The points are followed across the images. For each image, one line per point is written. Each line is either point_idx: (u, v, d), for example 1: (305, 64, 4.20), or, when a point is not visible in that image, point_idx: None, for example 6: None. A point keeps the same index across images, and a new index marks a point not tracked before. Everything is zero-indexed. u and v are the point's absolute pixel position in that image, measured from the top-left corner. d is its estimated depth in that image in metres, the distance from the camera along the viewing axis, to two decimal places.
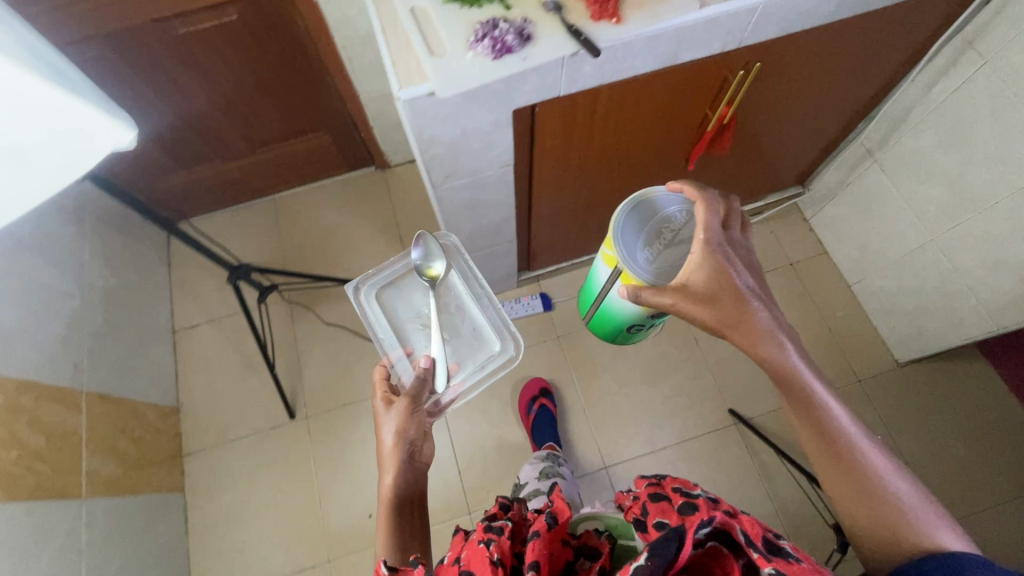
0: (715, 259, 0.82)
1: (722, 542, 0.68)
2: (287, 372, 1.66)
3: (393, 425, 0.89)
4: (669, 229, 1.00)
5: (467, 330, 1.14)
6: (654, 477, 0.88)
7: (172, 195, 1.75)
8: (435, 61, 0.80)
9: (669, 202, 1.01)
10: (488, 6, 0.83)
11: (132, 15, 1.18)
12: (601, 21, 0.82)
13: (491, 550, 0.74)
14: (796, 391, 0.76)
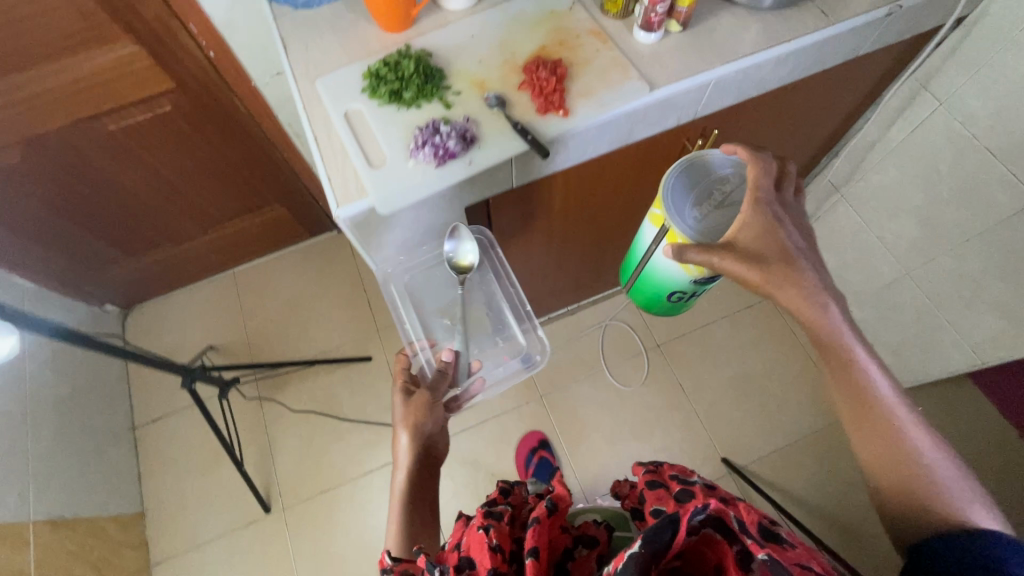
0: (763, 221, 0.76)
1: (718, 529, 0.61)
2: (259, 469, 1.57)
3: (409, 418, 0.90)
4: (720, 191, 0.89)
5: (494, 330, 1.11)
6: (651, 464, 0.85)
7: (122, 283, 1.66)
8: (374, 173, 0.74)
9: (724, 162, 0.90)
10: (427, 106, 0.78)
11: (56, 119, 1.11)
12: (548, 114, 0.78)
13: (491, 535, 0.66)
14: (837, 352, 0.73)
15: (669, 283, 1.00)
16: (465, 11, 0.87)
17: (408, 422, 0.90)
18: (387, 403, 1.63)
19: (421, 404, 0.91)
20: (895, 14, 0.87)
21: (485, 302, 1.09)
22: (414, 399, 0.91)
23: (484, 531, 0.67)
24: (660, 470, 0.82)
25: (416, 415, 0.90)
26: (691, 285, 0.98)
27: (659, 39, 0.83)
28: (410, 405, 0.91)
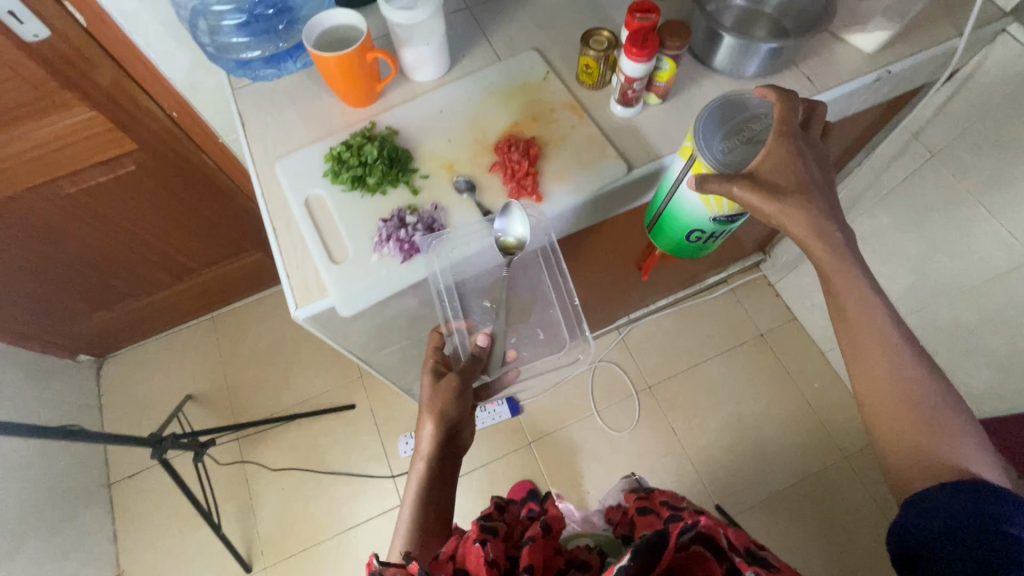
0: (788, 152, 0.62)
1: (707, 547, 0.59)
2: (238, 527, 1.50)
3: (436, 407, 0.74)
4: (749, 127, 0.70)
5: (536, 317, 0.93)
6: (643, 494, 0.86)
7: (95, 334, 1.60)
8: (336, 269, 0.70)
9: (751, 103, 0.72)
10: (393, 192, 0.74)
11: (9, 185, 1.05)
12: (520, 199, 0.74)
13: (488, 550, 0.59)
14: (849, 295, 0.60)
15: (684, 220, 0.76)
16: (433, 83, 0.83)
17: (431, 409, 0.74)
18: (371, 453, 1.58)
19: (451, 390, 0.75)
20: (883, 79, 0.83)
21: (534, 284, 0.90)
22: (443, 384, 0.76)
23: (480, 543, 0.60)
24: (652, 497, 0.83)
25: (442, 405, 0.74)
26: (713, 224, 0.74)
27: (637, 112, 0.79)
28: (436, 390, 0.76)
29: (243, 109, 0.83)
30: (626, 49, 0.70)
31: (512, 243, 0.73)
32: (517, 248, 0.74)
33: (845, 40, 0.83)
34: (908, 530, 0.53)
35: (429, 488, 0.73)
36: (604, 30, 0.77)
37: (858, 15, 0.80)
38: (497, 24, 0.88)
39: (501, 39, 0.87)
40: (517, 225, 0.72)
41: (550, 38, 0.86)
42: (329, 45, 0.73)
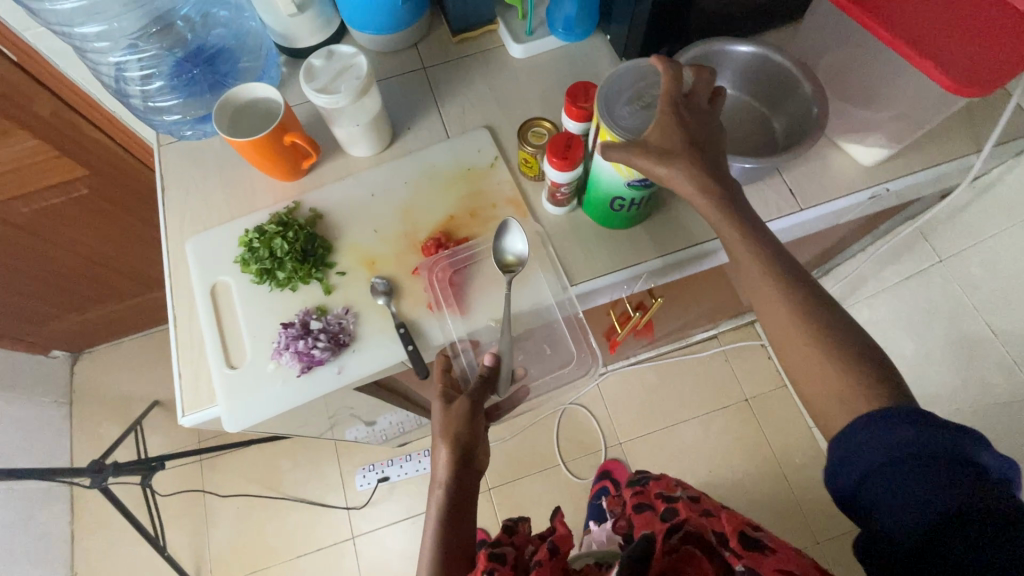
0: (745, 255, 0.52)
1: (697, 546, 0.56)
2: (190, 542, 1.49)
3: (450, 434, 0.57)
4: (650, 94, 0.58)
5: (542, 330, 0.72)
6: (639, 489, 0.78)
7: (67, 335, 1.57)
8: (230, 375, 0.64)
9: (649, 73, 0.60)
10: (304, 288, 0.68)
11: None
12: (440, 311, 0.66)
13: None
14: None
15: (598, 185, 0.62)
16: (371, 158, 0.76)
17: (443, 441, 0.57)
18: (329, 481, 1.54)
19: (466, 415, 0.59)
20: (878, 196, 0.71)
21: (538, 301, 0.69)
22: (457, 408, 0.59)
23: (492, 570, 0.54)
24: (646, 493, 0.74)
25: (456, 434, 0.57)
26: (630, 189, 0.60)
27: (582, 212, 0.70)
28: (447, 416, 0.58)
29: (169, 170, 0.76)
30: (548, 154, 0.61)
31: (511, 260, 0.66)
32: (517, 267, 0.65)
33: (841, 147, 0.71)
34: (852, 497, 0.45)
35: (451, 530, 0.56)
36: (545, 121, 0.68)
37: (856, 123, 0.69)
38: (452, 91, 0.79)
39: (453, 110, 0.78)
40: (517, 242, 0.66)
41: (507, 114, 0.77)
42: (243, 121, 0.67)
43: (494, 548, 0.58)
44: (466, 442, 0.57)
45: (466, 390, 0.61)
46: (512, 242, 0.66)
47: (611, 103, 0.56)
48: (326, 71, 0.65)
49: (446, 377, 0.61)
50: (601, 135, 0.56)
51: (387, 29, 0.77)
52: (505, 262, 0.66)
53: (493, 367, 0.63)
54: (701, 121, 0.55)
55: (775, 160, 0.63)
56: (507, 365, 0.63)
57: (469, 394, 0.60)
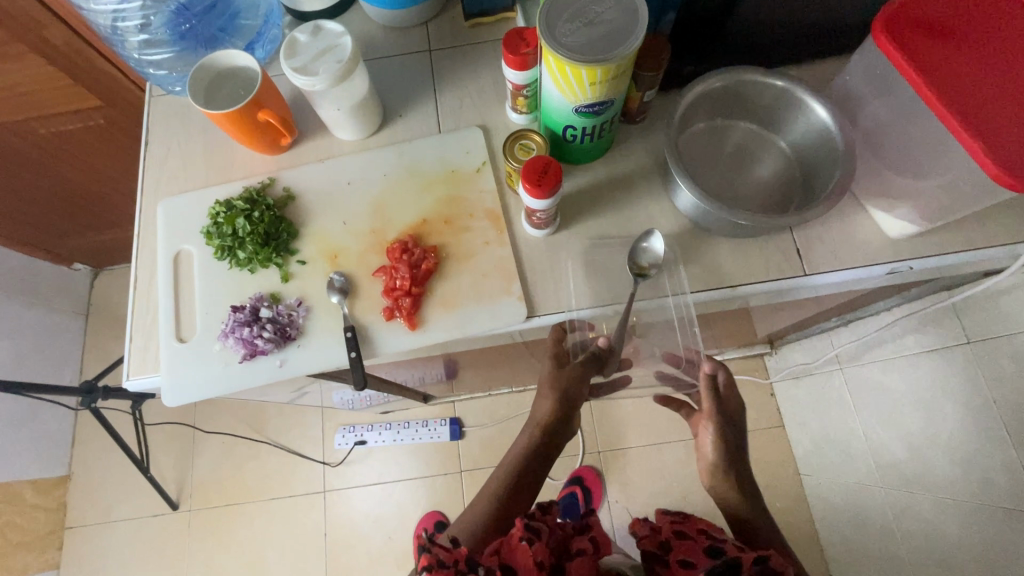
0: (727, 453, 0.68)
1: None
2: (176, 467, 1.53)
3: (557, 389, 0.62)
4: (596, 9, 0.52)
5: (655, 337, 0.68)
6: (679, 517, 0.70)
7: (88, 250, 1.60)
8: (175, 349, 0.64)
9: None
10: (263, 272, 0.66)
11: None
12: (392, 319, 0.63)
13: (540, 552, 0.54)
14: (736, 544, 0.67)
15: (550, 114, 0.60)
16: (357, 142, 0.72)
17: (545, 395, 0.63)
18: (310, 434, 1.54)
19: (576, 379, 0.63)
20: (899, 272, 0.63)
21: (656, 297, 0.66)
22: (566, 372, 0.63)
23: (527, 541, 0.55)
24: (688, 522, 0.67)
25: (564, 391, 0.63)
26: (580, 116, 0.58)
27: (551, 230, 0.65)
28: (557, 374, 0.63)
29: (158, 124, 0.75)
30: (522, 178, 0.57)
31: (644, 264, 0.64)
32: (649, 272, 0.64)
33: (867, 211, 0.63)
34: None
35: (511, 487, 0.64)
36: (535, 134, 0.62)
37: (887, 188, 0.61)
38: (454, 81, 0.74)
39: (451, 103, 0.73)
40: (655, 248, 0.63)
41: (506, 114, 0.71)
42: (221, 89, 0.65)
43: (529, 521, 0.59)
44: (570, 401, 0.63)
45: (574, 366, 0.63)
46: (650, 244, 0.64)
47: (553, 17, 0.52)
48: (309, 48, 0.61)
49: (560, 347, 0.64)
50: (559, 66, 0.52)
51: (396, 4, 0.71)
52: (637, 266, 0.64)
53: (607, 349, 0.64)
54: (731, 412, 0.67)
55: (776, 221, 0.56)
56: (618, 354, 0.64)
57: (582, 365, 0.63)
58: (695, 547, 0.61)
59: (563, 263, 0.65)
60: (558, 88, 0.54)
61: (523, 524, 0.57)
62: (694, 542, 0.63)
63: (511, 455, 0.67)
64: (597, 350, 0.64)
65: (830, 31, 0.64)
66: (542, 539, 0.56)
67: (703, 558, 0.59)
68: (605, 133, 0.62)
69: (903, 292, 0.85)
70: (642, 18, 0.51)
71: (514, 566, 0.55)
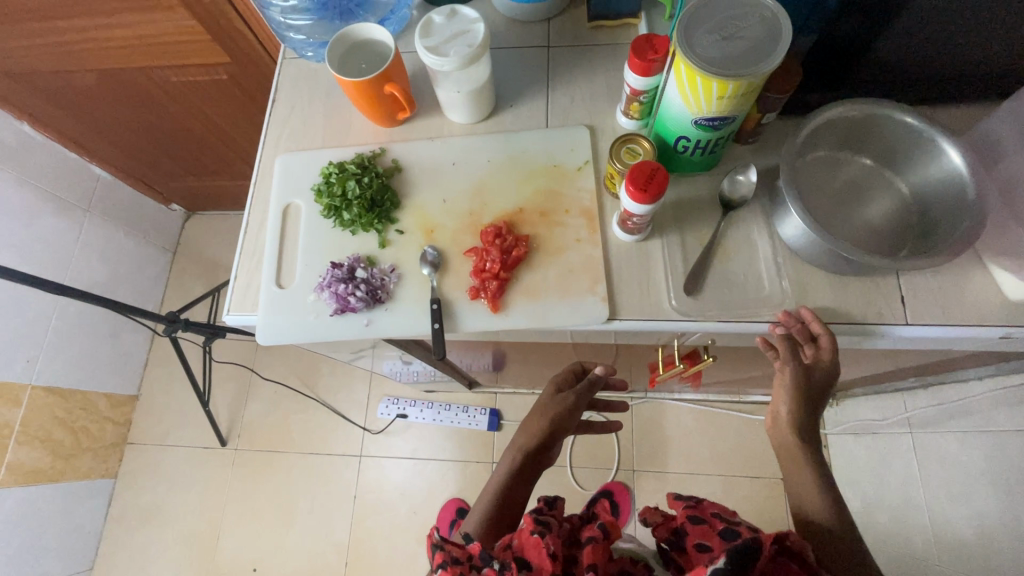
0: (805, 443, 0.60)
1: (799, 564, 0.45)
2: (230, 407, 1.63)
3: (545, 408, 0.71)
4: (734, 25, 0.52)
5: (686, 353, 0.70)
6: (690, 498, 0.60)
7: (186, 194, 1.72)
8: (275, 294, 0.68)
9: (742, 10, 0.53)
10: (364, 235, 0.69)
11: (124, 56, 1.10)
12: (477, 299, 0.65)
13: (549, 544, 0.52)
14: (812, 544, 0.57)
15: (666, 121, 0.60)
16: (466, 126, 0.74)
17: (541, 416, 0.70)
18: (356, 399, 1.60)
19: (567, 406, 0.71)
20: (1013, 339, 0.59)
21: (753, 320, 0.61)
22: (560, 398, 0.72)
23: (539, 534, 0.53)
24: (699, 505, 0.58)
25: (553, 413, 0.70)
26: (697, 128, 0.58)
27: (643, 238, 0.65)
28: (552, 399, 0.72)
29: (286, 86, 0.80)
30: (626, 181, 0.57)
31: (735, 195, 0.64)
32: (739, 202, 0.65)
33: (986, 270, 0.59)
34: None
35: (509, 486, 0.67)
36: (644, 140, 0.63)
37: (1014, 247, 0.57)
38: (568, 80, 0.75)
39: (561, 100, 0.74)
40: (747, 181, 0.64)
41: (615, 117, 0.72)
42: (354, 58, 0.69)
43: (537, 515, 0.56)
44: (561, 424, 0.70)
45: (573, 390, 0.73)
46: (748, 177, 0.64)
47: (692, 29, 0.52)
48: (442, 30, 0.64)
49: (564, 376, 0.74)
50: (688, 76, 0.52)
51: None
52: (732, 197, 0.65)
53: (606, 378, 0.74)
54: (819, 373, 0.59)
55: (890, 262, 0.54)
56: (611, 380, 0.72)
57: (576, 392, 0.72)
58: (710, 530, 0.54)
59: (649, 265, 0.65)
60: (681, 98, 0.55)
61: (534, 518, 0.54)
62: (708, 528, 0.55)
63: (501, 472, 0.69)
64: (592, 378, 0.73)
65: (975, 76, 0.60)
66: (553, 532, 0.54)
67: (721, 543, 0.53)
68: (718, 147, 0.61)
69: (1004, 359, 0.79)
70: (784, 39, 0.50)
71: (528, 563, 0.52)
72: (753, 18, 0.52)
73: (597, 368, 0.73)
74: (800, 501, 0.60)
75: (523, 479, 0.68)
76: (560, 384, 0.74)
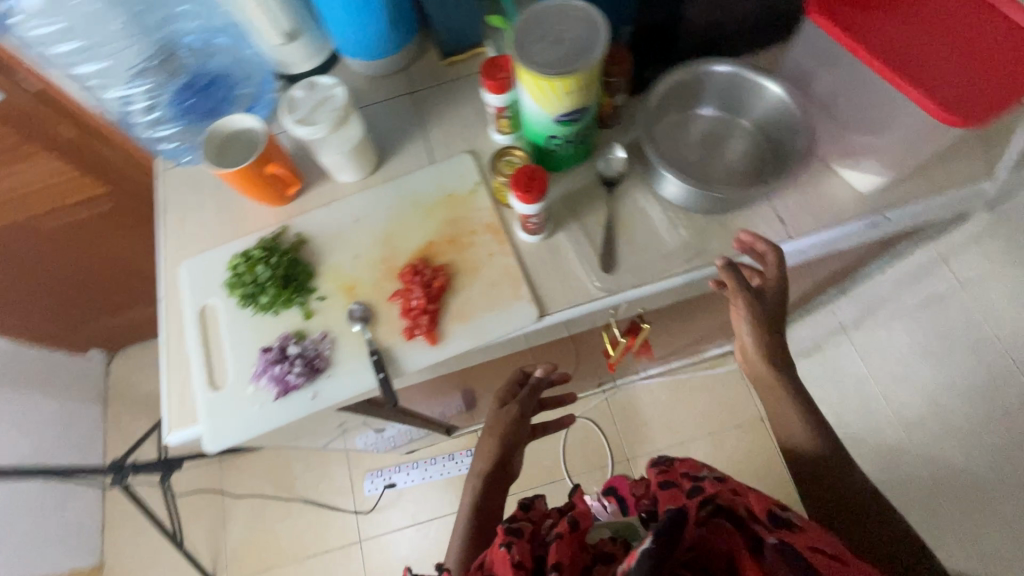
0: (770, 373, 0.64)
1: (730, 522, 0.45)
2: (208, 539, 1.51)
3: (495, 428, 0.71)
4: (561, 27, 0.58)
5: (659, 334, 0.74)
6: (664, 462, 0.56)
7: (102, 336, 1.63)
8: (212, 397, 0.67)
9: (563, 12, 0.59)
10: (287, 312, 0.69)
11: None
12: (413, 338, 0.66)
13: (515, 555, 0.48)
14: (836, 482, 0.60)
15: (532, 126, 0.65)
16: (358, 182, 0.77)
17: (492, 436, 0.71)
18: (339, 485, 1.53)
19: (513, 418, 0.72)
20: (877, 225, 0.67)
21: (661, 280, 0.67)
22: (507, 411, 0.72)
23: (507, 545, 0.48)
24: (671, 467, 0.54)
25: (505, 429, 0.71)
26: (560, 125, 0.63)
27: (544, 236, 0.69)
28: (498, 414, 0.73)
29: (171, 196, 0.80)
30: (512, 187, 0.61)
31: (612, 172, 0.70)
32: (616, 178, 0.70)
33: (838, 173, 0.68)
34: None
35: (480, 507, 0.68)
36: (517, 150, 0.70)
37: (851, 149, 0.66)
38: (440, 117, 0.80)
39: (439, 136, 0.79)
40: (619, 157, 0.70)
41: (491, 137, 0.77)
42: (231, 149, 0.70)
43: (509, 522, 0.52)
44: (513, 436, 0.71)
45: (517, 398, 0.74)
46: (616, 155, 0.71)
47: (525, 41, 0.58)
48: (306, 102, 0.67)
49: (505, 390, 0.76)
50: (536, 82, 0.57)
51: (380, 53, 0.79)
52: (609, 176, 0.70)
53: (547, 378, 0.75)
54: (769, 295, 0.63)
55: (755, 190, 0.62)
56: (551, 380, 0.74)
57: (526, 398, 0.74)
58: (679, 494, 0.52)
59: (558, 258, 0.69)
60: (537, 101, 0.60)
61: (503, 527, 0.50)
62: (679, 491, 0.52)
63: (466, 502, 0.69)
64: (537, 380, 0.75)
65: (773, 21, 0.70)
66: (523, 539, 0.49)
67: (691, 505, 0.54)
68: (584, 138, 0.67)
69: (890, 246, 0.88)
70: (603, 30, 0.57)
71: None
72: (574, 17, 0.59)
73: (539, 368, 0.74)
74: (785, 428, 0.65)
75: (494, 496, 0.69)
76: (504, 397, 0.76)
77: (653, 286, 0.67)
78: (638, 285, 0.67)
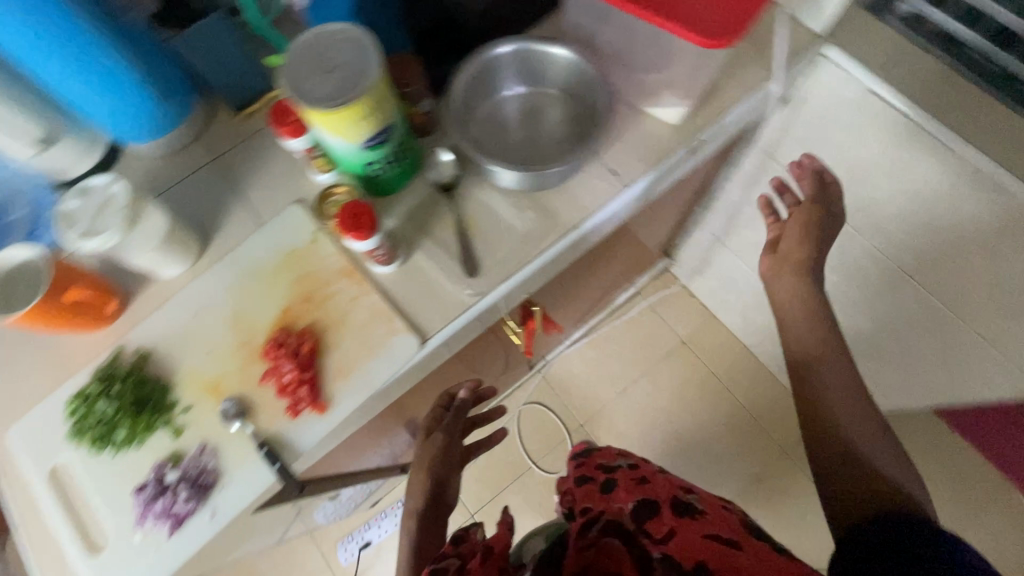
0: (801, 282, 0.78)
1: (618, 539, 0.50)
2: None
3: (425, 463, 0.69)
4: (331, 54, 0.55)
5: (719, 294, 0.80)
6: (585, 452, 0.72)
7: None
8: (94, 564, 0.59)
9: (328, 38, 0.56)
10: (152, 440, 0.62)
11: None
12: (300, 413, 0.62)
13: None
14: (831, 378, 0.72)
15: (343, 160, 0.62)
16: (187, 272, 0.70)
17: (421, 474, 0.69)
18: (314, 567, 1.44)
19: (442, 445, 0.70)
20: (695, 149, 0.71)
21: (524, 267, 0.67)
22: (432, 442, 0.71)
23: None
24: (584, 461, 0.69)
25: (431, 461, 0.70)
26: (370, 151, 0.60)
27: (400, 263, 0.67)
28: (425, 445, 0.71)
29: None
30: (343, 229, 0.59)
31: (446, 177, 0.69)
32: (452, 182, 0.69)
33: (648, 113, 0.71)
34: None
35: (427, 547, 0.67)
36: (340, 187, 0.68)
37: (649, 88, 0.69)
38: (255, 175, 0.74)
39: (261, 195, 0.73)
40: (448, 160, 0.69)
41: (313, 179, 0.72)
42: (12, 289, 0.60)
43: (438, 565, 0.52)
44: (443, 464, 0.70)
45: (441, 423, 0.73)
46: (444, 158, 0.69)
47: (299, 79, 0.54)
48: (83, 211, 0.59)
49: (427, 420, 0.73)
50: (325, 117, 0.54)
51: (157, 129, 0.71)
52: (445, 181, 0.69)
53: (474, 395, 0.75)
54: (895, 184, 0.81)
55: (578, 155, 0.64)
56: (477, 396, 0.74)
57: (451, 421, 0.73)
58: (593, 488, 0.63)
59: (420, 277, 0.67)
60: (336, 135, 0.57)
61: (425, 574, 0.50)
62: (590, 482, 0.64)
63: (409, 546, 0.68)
64: (462, 400, 0.74)
65: None
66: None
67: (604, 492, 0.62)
68: (404, 155, 0.65)
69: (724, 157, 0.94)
70: (374, 47, 0.55)
71: None
72: (341, 40, 0.56)
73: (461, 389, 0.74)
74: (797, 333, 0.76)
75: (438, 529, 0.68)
76: (429, 424, 0.73)
77: (519, 276, 0.67)
78: (505, 280, 0.67)
